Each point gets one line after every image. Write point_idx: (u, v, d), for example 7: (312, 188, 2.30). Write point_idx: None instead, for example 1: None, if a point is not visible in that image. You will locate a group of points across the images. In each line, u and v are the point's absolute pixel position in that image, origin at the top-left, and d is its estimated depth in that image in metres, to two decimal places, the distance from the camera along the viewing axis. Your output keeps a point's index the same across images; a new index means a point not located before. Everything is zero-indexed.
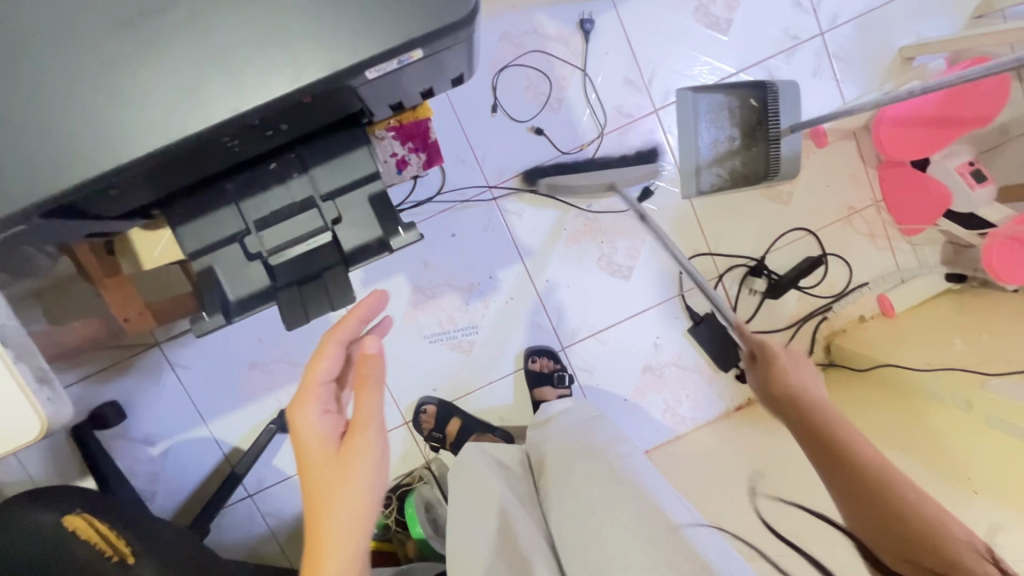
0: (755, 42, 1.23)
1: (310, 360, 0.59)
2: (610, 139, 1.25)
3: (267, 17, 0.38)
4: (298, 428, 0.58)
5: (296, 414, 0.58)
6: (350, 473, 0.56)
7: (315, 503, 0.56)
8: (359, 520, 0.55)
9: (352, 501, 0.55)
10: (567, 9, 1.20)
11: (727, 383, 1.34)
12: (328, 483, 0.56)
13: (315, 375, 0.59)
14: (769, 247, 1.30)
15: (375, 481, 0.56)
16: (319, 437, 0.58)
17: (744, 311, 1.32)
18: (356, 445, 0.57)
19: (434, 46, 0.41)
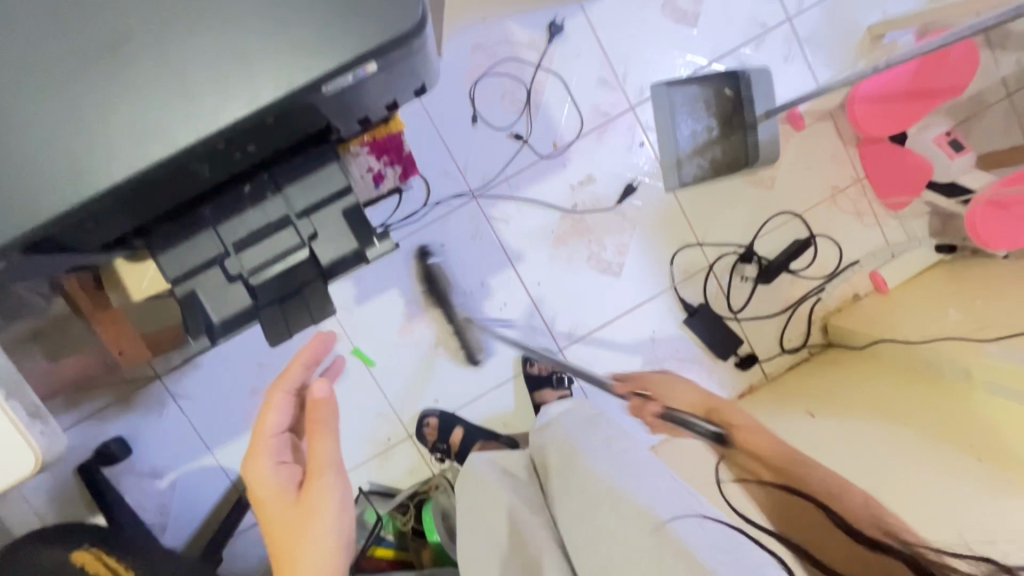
0: (724, 33, 1.25)
1: (260, 422, 0.70)
2: (589, 139, 1.26)
3: (223, 44, 0.40)
4: (256, 486, 0.67)
5: (251, 473, 0.68)
6: (308, 511, 0.64)
7: (280, 549, 0.63)
8: (324, 549, 0.63)
9: (312, 535, 0.63)
10: (536, 15, 1.22)
11: (727, 372, 1.34)
12: (289, 526, 0.64)
13: (268, 433, 0.69)
14: (757, 233, 1.31)
15: (332, 513, 0.64)
16: (275, 488, 0.67)
17: (738, 298, 1.32)
18: (312, 485, 0.65)
19: (387, 59, 0.42)
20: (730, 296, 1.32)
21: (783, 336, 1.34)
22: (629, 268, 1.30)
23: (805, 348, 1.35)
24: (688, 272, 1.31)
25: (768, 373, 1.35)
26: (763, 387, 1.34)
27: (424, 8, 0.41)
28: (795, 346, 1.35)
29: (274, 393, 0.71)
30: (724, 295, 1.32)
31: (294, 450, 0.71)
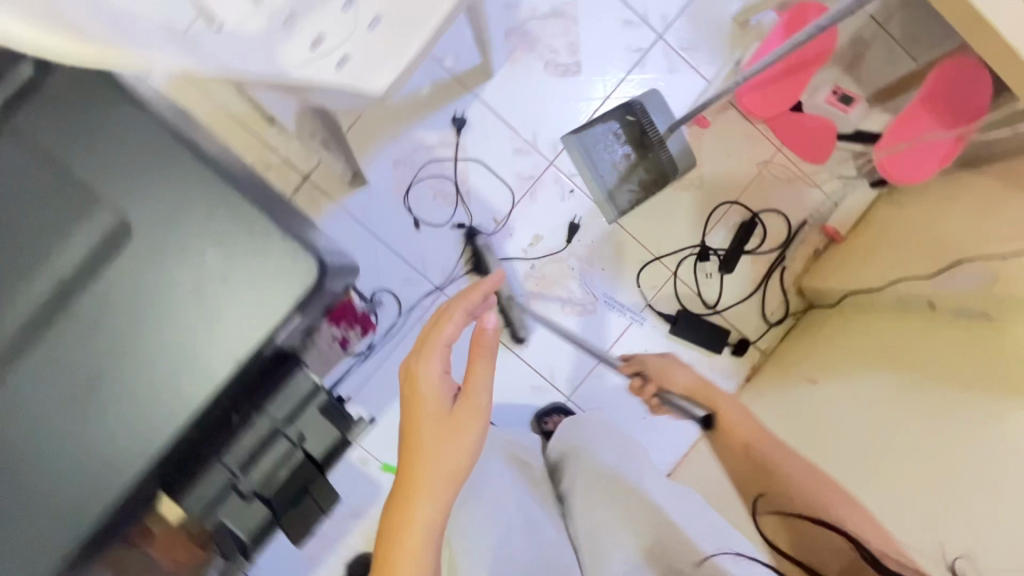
0: (608, 69, 1.34)
1: (437, 327, 0.70)
2: (525, 203, 1.35)
3: (173, 349, 0.50)
4: (418, 378, 0.67)
5: (419, 368, 0.68)
6: (464, 432, 0.66)
7: (419, 444, 0.65)
8: (457, 466, 0.65)
9: (459, 457, 0.65)
10: (439, 115, 1.32)
11: (727, 363, 1.40)
12: (438, 440, 0.65)
13: (442, 341, 0.69)
14: (705, 229, 1.38)
15: (480, 436, 0.67)
16: (437, 394, 0.67)
17: (711, 294, 1.39)
18: (470, 407, 0.67)
19: (305, 305, 0.53)
20: (703, 293, 1.39)
21: (765, 311, 1.40)
22: (603, 303, 1.37)
23: (790, 315, 1.41)
24: (657, 286, 1.38)
25: (766, 350, 1.41)
26: (766, 364, 1.39)
27: (314, 257, 0.53)
28: (780, 317, 1.41)
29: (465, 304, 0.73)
30: (696, 295, 1.39)
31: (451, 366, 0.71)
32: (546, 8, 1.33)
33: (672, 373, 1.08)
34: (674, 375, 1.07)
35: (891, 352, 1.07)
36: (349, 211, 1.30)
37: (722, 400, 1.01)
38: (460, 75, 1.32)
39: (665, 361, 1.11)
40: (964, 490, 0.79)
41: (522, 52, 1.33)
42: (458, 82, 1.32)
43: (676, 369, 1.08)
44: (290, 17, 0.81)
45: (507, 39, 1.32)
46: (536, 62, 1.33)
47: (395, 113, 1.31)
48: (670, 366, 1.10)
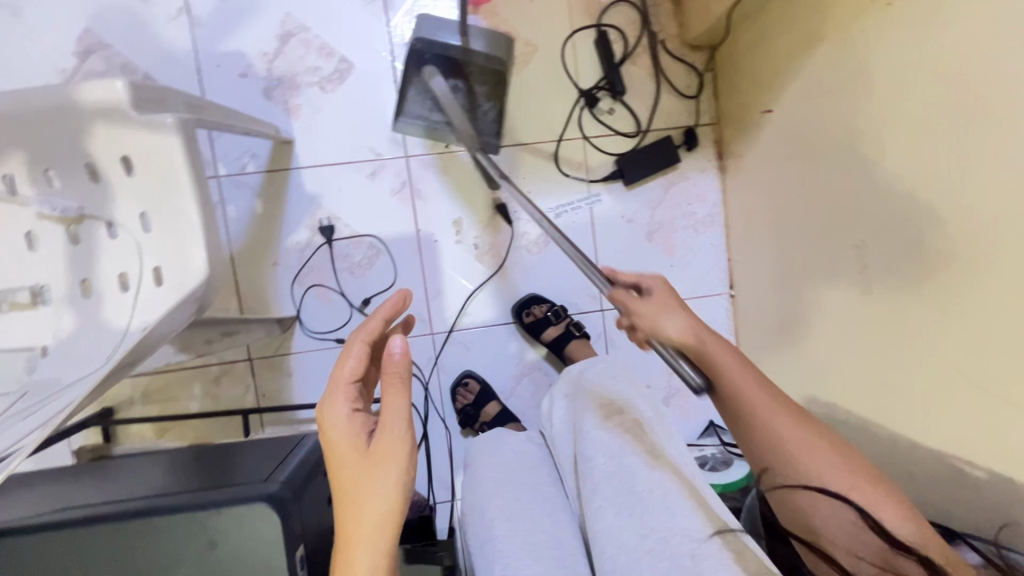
0: (372, 37, 1.22)
1: (336, 366, 0.65)
2: (421, 207, 1.27)
3: None
4: (329, 425, 0.63)
5: (325, 413, 0.64)
6: (386, 464, 0.62)
7: (345, 495, 0.62)
8: (382, 505, 0.61)
9: (383, 490, 0.61)
10: (287, 211, 1.23)
11: (693, 159, 1.32)
12: (360, 480, 0.61)
13: (341, 380, 0.65)
14: (573, 78, 1.27)
15: (402, 469, 0.61)
16: (349, 435, 0.63)
17: (626, 122, 1.29)
18: (388, 439, 0.62)
19: (301, 536, 0.67)
20: (623, 128, 1.30)
21: (683, 90, 1.30)
22: (556, 217, 1.30)
23: (705, 73, 1.30)
24: (580, 160, 1.29)
25: (713, 120, 1.32)
26: (722, 132, 1.31)
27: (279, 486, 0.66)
28: (699, 82, 1.30)
29: (352, 336, 0.66)
30: (617, 134, 1.29)
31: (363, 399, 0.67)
32: (273, 42, 1.20)
33: (660, 317, 0.82)
34: (660, 324, 0.81)
35: (811, 30, 0.98)
36: (307, 349, 1.25)
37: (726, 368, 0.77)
38: (271, 166, 1.22)
39: (656, 301, 0.84)
40: (975, 88, 0.70)
41: (294, 95, 1.21)
42: (274, 171, 1.22)
43: (669, 311, 0.82)
44: (88, 282, 0.80)
45: (273, 98, 1.20)
46: (312, 91, 1.22)
47: (258, 246, 1.22)
48: (663, 304, 0.83)
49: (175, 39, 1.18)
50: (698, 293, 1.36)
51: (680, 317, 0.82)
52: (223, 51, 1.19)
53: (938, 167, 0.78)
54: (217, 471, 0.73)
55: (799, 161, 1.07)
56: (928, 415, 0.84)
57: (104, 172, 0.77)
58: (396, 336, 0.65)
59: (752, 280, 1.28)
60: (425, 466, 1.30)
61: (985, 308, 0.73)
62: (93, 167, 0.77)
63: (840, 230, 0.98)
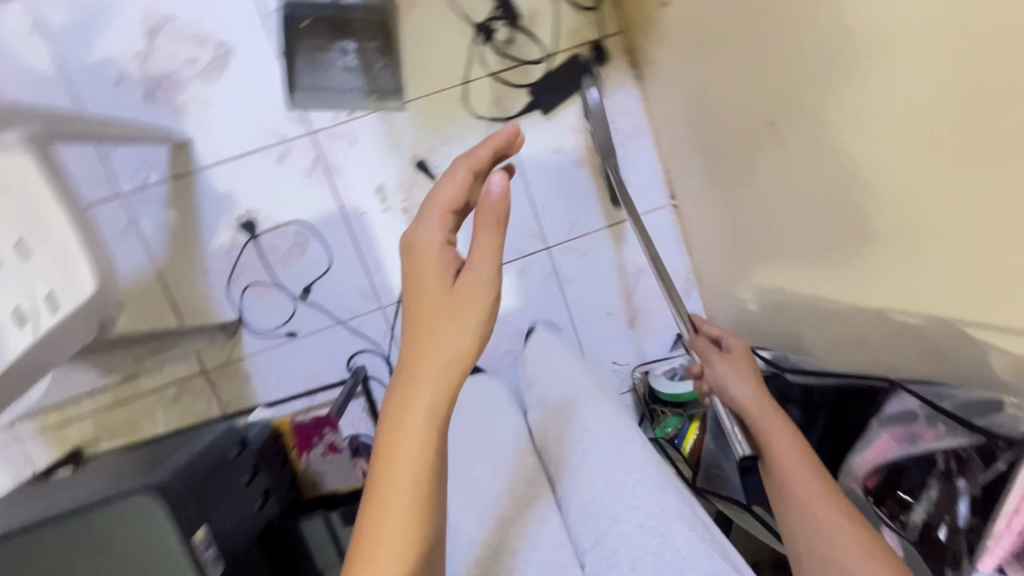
0: (243, 14, 1.14)
1: (432, 193, 0.57)
2: (339, 182, 1.22)
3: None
4: (416, 244, 0.56)
5: (417, 229, 0.57)
6: (472, 300, 0.54)
7: (425, 330, 0.54)
8: (445, 370, 0.53)
9: (442, 415, 0.52)
10: (202, 216, 1.18)
11: (607, 73, 1.27)
12: (439, 317, 0.54)
13: (439, 203, 0.57)
14: (464, 13, 1.20)
15: (487, 313, 0.54)
16: (437, 256, 0.55)
17: (529, 49, 1.23)
18: (472, 278, 0.54)
19: (190, 523, 0.67)
20: (527, 56, 1.23)
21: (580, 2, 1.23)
22: None
23: None
24: (490, 98, 1.24)
25: (619, 28, 1.25)
26: (631, 38, 1.25)
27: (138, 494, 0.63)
28: None
29: (456, 164, 0.58)
30: (522, 64, 1.23)
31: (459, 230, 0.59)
32: (140, 40, 1.13)
33: (729, 379, 0.82)
34: (730, 387, 0.81)
35: None
36: (260, 348, 1.24)
37: (765, 419, 0.76)
38: (173, 172, 1.17)
39: (747, 363, 0.85)
40: None
41: (178, 93, 1.15)
42: (178, 177, 1.17)
43: (735, 372, 0.83)
44: None
45: (156, 101, 1.14)
46: (195, 85, 1.15)
47: (182, 256, 1.19)
48: (741, 369, 0.83)
49: (36, 59, 1.10)
50: (639, 211, 1.33)
51: (721, 360, 0.86)
52: (90, 61, 1.12)
53: (782, 39, 0.74)
54: (95, 487, 0.71)
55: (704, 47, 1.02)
56: (839, 288, 0.82)
57: None
58: (495, 174, 0.55)
59: (688, 184, 1.25)
60: None
61: (855, 171, 0.69)
62: None
63: None
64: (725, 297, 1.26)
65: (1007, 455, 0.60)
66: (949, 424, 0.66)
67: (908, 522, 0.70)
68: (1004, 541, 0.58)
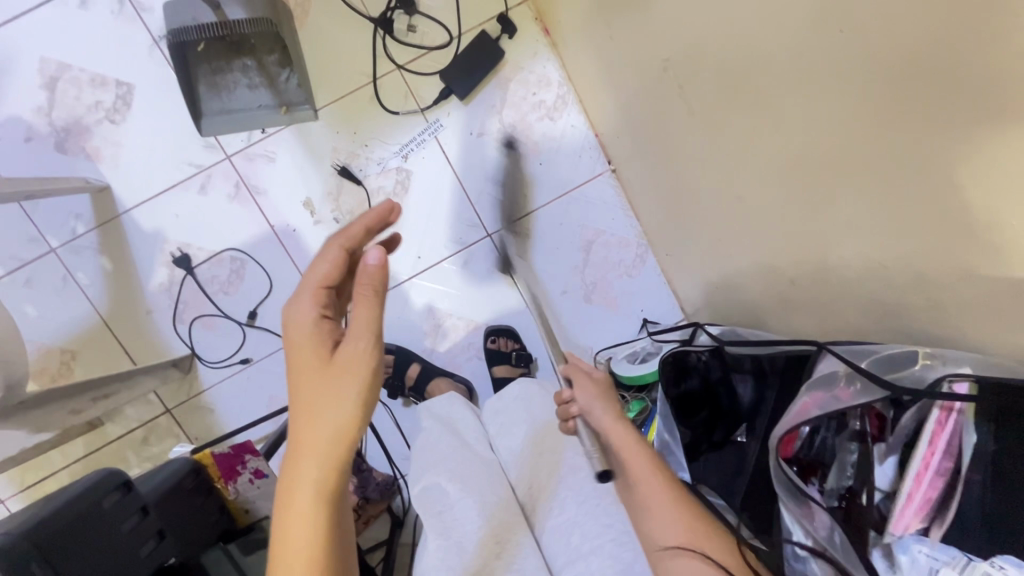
0: (138, 49, 1.13)
1: (308, 269, 0.58)
2: (266, 202, 1.20)
3: None
4: (291, 325, 0.57)
5: (291, 310, 0.57)
6: (349, 375, 0.54)
7: (305, 408, 0.54)
8: (330, 447, 0.54)
9: (328, 485, 0.54)
10: (138, 257, 1.18)
11: (520, 44, 1.22)
12: (316, 396, 0.54)
13: (313, 282, 0.57)
14: (361, 9, 1.17)
15: (365, 385, 0.55)
16: (311, 336, 0.56)
17: (434, 33, 1.19)
18: (348, 354, 0.55)
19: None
20: (434, 42, 1.19)
21: None
22: (404, 160, 1.23)
23: None
24: (404, 91, 1.20)
25: None
26: (538, 5, 1.20)
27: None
28: None
29: (332, 240, 0.58)
30: (430, 50, 1.20)
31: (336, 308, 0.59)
32: (41, 94, 1.12)
33: (596, 407, 0.78)
34: (596, 413, 0.78)
35: None
36: (218, 380, 1.23)
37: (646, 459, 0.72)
38: (100, 219, 1.16)
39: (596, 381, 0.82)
40: None
41: (88, 139, 1.14)
42: (105, 223, 1.16)
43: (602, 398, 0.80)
44: None
45: (68, 151, 1.13)
46: (103, 129, 1.14)
47: (125, 301, 1.19)
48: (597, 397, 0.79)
49: None
50: (578, 181, 1.28)
51: (585, 383, 0.82)
52: None
53: None
54: None
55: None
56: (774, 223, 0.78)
57: None
58: (374, 248, 0.56)
59: (619, 146, 1.20)
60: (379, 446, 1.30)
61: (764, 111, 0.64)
62: None
63: (655, 56, 0.89)
64: (676, 256, 1.22)
65: (912, 409, 0.58)
66: (864, 380, 0.63)
67: (824, 487, 0.66)
68: (916, 498, 0.56)
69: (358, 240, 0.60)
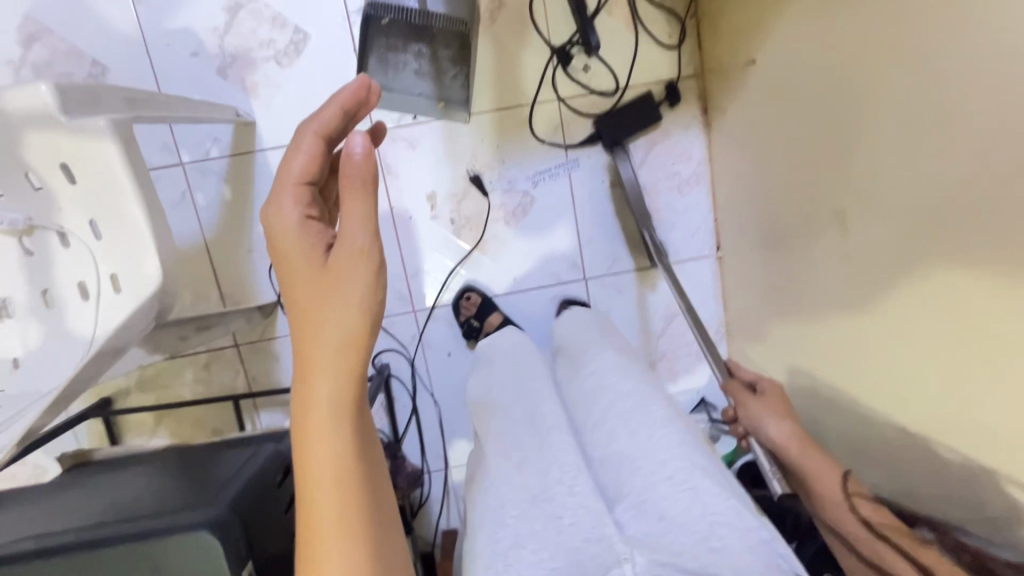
0: (325, 2, 1.14)
1: (282, 167, 0.54)
2: (393, 183, 1.23)
3: None
4: (274, 232, 0.53)
5: (271, 215, 0.53)
6: (350, 275, 0.51)
7: (306, 320, 0.51)
8: (333, 353, 0.50)
9: (346, 396, 0.50)
10: (257, 196, 1.20)
11: (676, 114, 1.25)
12: (318, 303, 0.51)
13: (289, 180, 0.53)
14: (543, 35, 1.18)
15: (370, 282, 0.51)
16: (302, 242, 0.53)
17: (603, 79, 1.21)
18: (349, 251, 0.51)
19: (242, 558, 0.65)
20: (600, 86, 1.22)
21: (660, 39, 1.21)
22: (533, 186, 1.26)
23: (686, 19, 1.20)
24: (555, 124, 1.23)
25: (696, 71, 1.23)
26: (707, 83, 1.22)
27: (201, 529, 0.61)
28: (679, 30, 1.21)
29: (303, 132, 0.54)
30: (593, 94, 1.22)
31: (320, 209, 0.56)
32: (221, 15, 1.13)
33: (766, 419, 0.95)
34: (766, 425, 0.94)
35: None
36: None
37: (812, 462, 0.87)
38: (235, 150, 1.18)
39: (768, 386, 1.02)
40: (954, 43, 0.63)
41: (250, 72, 1.15)
42: (239, 156, 1.18)
43: (771, 415, 0.96)
44: (50, 291, 0.80)
45: (228, 77, 1.15)
46: (267, 67, 1.15)
47: (232, 233, 1.21)
48: (765, 407, 0.97)
49: (118, 19, 1.11)
50: (683, 256, 1.32)
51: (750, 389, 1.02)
52: (170, 28, 1.12)
53: None
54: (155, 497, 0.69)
55: (784, 115, 0.99)
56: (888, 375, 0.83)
57: (46, 182, 0.75)
58: (357, 134, 0.52)
59: (737, 240, 1.24)
60: (418, 438, 1.34)
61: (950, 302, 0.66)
62: (33, 177, 0.75)
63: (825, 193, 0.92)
64: (754, 358, 1.26)
65: None
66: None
67: None
68: None
69: (334, 129, 0.55)
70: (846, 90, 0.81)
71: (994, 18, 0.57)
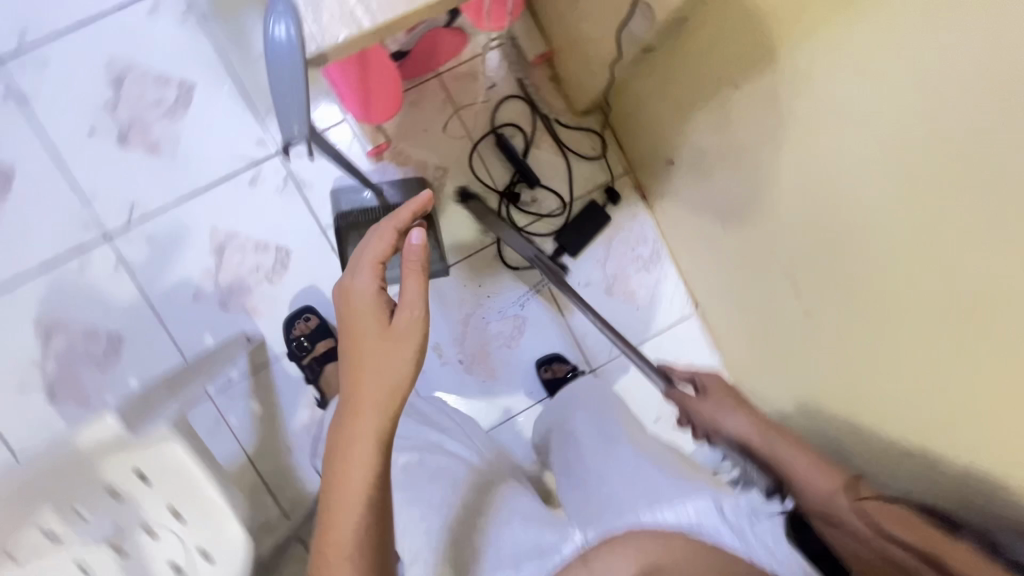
0: (298, 219, 1.28)
1: (365, 245, 0.74)
2: None
3: None
4: (352, 296, 0.72)
5: (350, 284, 0.73)
6: (404, 338, 0.70)
7: (360, 366, 0.70)
8: (382, 399, 0.69)
9: (385, 433, 0.69)
10: (283, 400, 1.30)
11: (621, 208, 1.40)
12: (376, 355, 0.70)
13: (367, 258, 0.73)
14: (489, 183, 1.35)
15: (414, 349, 0.70)
16: (367, 303, 0.72)
17: (551, 201, 1.37)
18: (407, 318, 0.70)
19: None
20: (550, 207, 1.37)
21: (588, 154, 1.38)
22: (521, 308, 1.38)
23: (603, 131, 1.38)
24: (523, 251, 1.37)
25: (627, 169, 1.40)
26: (639, 177, 1.39)
27: None
28: (600, 142, 1.39)
29: (385, 225, 0.74)
30: (546, 215, 1.37)
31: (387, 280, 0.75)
32: (210, 259, 1.26)
33: (722, 418, 0.96)
34: (721, 421, 0.96)
35: (680, 95, 1.06)
36: None
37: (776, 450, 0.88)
38: (252, 368, 1.28)
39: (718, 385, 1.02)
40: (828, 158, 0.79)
41: (248, 298, 1.27)
42: (257, 372, 1.29)
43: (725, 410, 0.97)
44: None
45: (230, 309, 1.27)
46: (263, 288, 1.28)
47: (268, 441, 1.29)
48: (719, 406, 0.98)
49: (124, 291, 1.24)
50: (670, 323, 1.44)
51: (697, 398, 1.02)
52: (170, 285, 1.25)
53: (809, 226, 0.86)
54: None
55: (713, 200, 1.15)
56: None
57: (126, 490, 0.85)
58: (417, 231, 0.74)
59: (710, 299, 1.37)
60: None
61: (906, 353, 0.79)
62: (113, 490, 0.84)
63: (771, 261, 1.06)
64: None
65: None
66: None
67: None
68: None
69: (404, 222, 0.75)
70: (750, 170, 0.97)
71: (847, 132, 0.73)
